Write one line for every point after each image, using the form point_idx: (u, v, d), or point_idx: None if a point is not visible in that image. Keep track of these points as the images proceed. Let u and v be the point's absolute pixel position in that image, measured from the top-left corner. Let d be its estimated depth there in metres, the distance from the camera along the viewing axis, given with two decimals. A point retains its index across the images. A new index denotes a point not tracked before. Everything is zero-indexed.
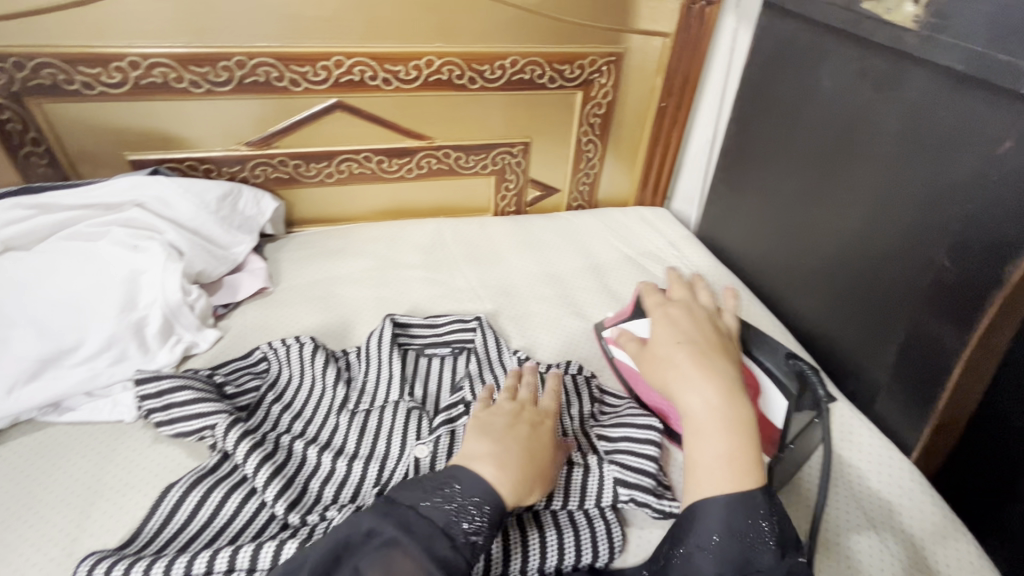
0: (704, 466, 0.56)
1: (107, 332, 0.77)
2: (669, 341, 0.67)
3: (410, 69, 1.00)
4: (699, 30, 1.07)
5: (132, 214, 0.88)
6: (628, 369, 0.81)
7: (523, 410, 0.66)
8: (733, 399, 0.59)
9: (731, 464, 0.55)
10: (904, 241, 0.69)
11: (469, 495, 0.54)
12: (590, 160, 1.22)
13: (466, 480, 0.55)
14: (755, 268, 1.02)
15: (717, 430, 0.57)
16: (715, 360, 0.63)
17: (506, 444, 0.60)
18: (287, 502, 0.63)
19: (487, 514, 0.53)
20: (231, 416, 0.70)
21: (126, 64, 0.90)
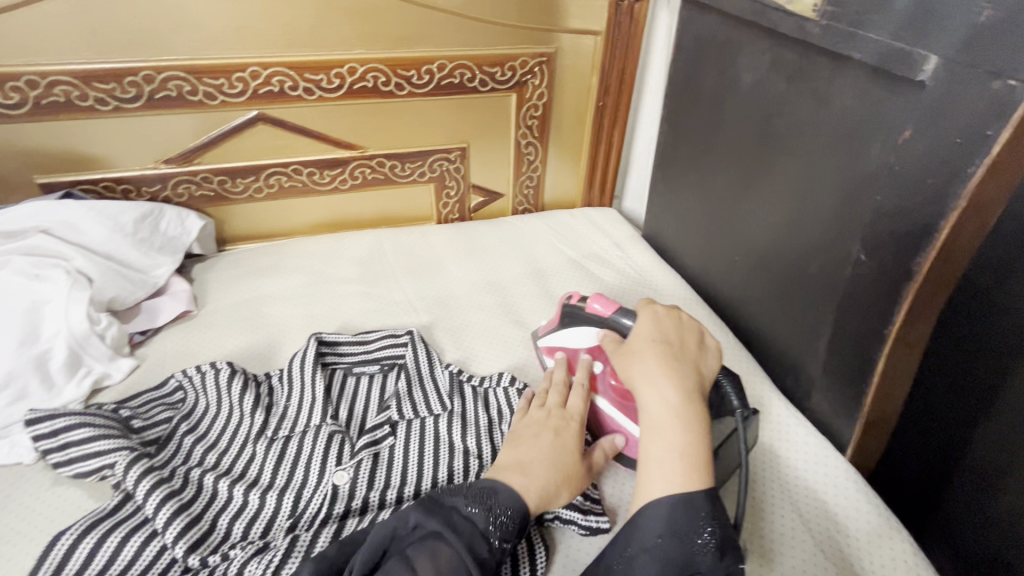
0: (655, 466, 0.53)
1: (4, 369, 0.73)
2: (643, 338, 0.63)
3: (332, 77, 0.96)
4: (629, 26, 1.05)
5: (36, 241, 0.83)
6: None
7: (550, 417, 0.66)
8: (692, 400, 0.56)
9: (678, 466, 0.52)
10: (825, 235, 0.67)
11: (511, 501, 0.54)
12: (532, 163, 1.20)
13: (506, 489, 0.55)
14: (696, 267, 1.00)
15: (670, 428, 0.54)
16: (683, 361, 0.60)
17: (534, 453, 0.61)
18: (188, 543, 0.60)
19: (518, 523, 0.54)
20: (134, 452, 0.66)
21: (23, 83, 0.85)
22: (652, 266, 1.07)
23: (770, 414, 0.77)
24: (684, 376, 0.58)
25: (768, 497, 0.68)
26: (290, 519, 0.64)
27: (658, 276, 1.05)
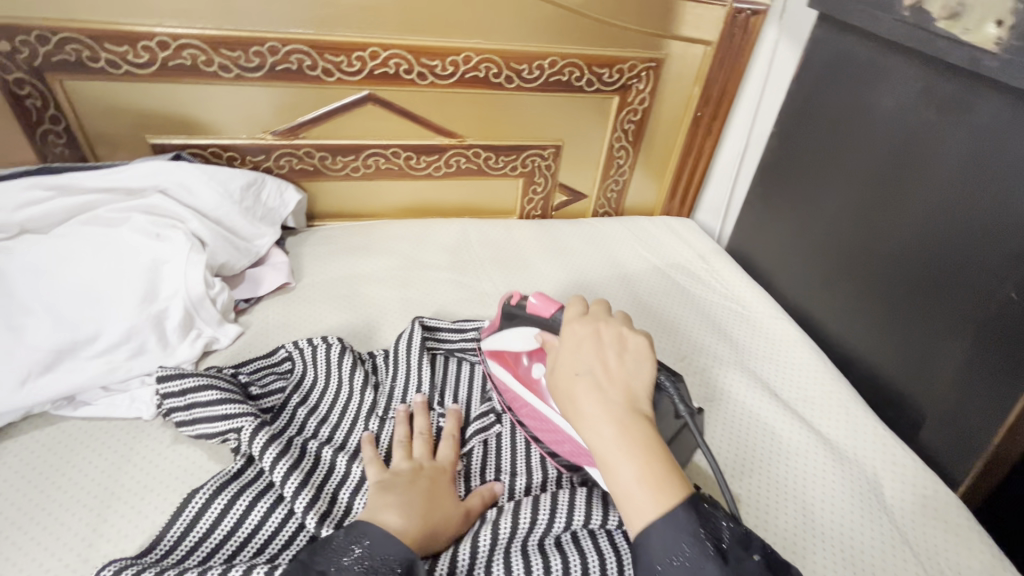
0: (623, 498, 0.50)
1: (126, 324, 0.74)
2: (569, 367, 0.57)
3: (447, 64, 0.97)
4: (742, 38, 1.04)
5: (155, 200, 0.83)
6: (506, 386, 0.75)
7: (421, 468, 0.64)
8: (626, 417, 0.52)
9: (648, 488, 0.49)
10: (970, 264, 0.70)
11: (388, 545, 0.53)
12: (620, 167, 1.20)
13: (377, 534, 0.54)
14: (794, 287, 1.01)
15: (622, 454, 0.51)
16: (613, 381, 0.55)
17: (405, 495, 0.59)
18: (319, 514, 0.60)
19: (400, 565, 0.52)
20: (257, 418, 0.67)
21: (155, 43, 0.85)
22: (739, 282, 1.07)
23: (877, 444, 0.79)
24: (616, 395, 0.54)
25: (856, 514, 0.71)
26: None
27: (747, 293, 1.05)
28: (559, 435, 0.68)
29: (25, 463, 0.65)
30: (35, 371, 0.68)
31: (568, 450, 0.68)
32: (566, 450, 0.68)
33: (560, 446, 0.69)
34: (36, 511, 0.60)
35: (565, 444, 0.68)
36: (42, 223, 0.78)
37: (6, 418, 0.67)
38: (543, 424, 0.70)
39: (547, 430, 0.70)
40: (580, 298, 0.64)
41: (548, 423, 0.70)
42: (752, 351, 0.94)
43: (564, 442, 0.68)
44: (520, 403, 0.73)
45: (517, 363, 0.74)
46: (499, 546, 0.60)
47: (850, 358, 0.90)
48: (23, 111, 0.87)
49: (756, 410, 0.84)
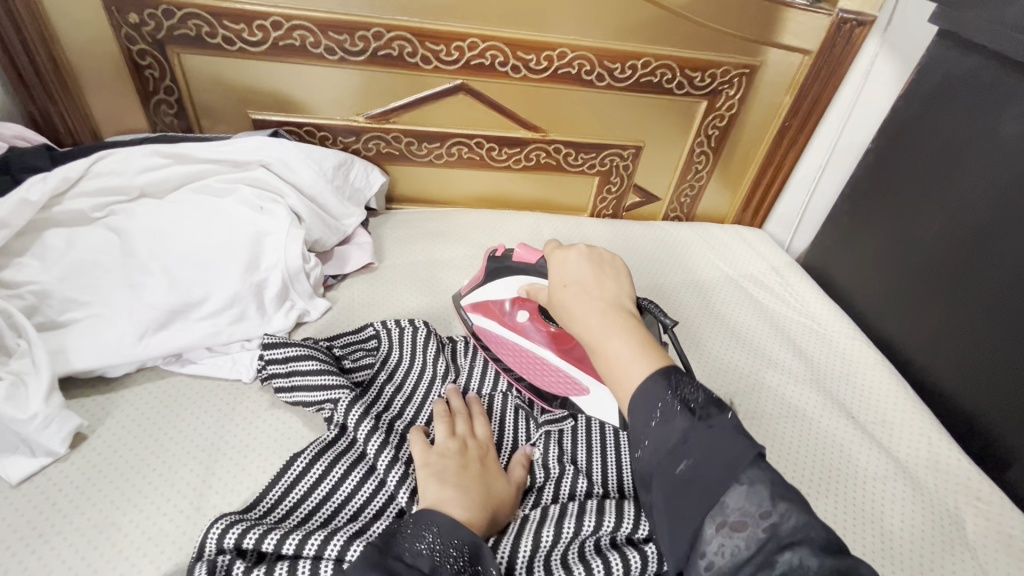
0: (611, 369, 0.56)
1: (231, 290, 0.77)
2: (560, 280, 0.64)
3: (542, 59, 0.97)
4: (843, 49, 1.01)
5: (259, 173, 0.87)
6: (486, 330, 0.81)
7: (466, 447, 0.64)
8: (613, 311, 0.58)
9: (631, 356, 0.54)
10: None
11: (451, 531, 0.52)
12: (698, 172, 1.18)
13: (445, 522, 0.53)
14: (879, 311, 0.98)
15: (607, 336, 0.57)
16: (598, 287, 0.61)
17: (461, 484, 0.58)
18: (409, 488, 0.62)
19: (467, 551, 0.51)
20: (353, 392, 0.70)
21: (269, 23, 0.88)
22: (814, 298, 1.06)
23: (959, 476, 0.77)
24: (602, 296, 0.60)
25: (935, 543, 0.70)
26: None
27: (822, 311, 1.03)
28: (543, 368, 0.77)
29: (140, 413, 0.70)
30: (151, 328, 0.73)
31: (553, 380, 0.76)
32: (547, 377, 0.76)
33: (541, 376, 0.77)
34: (153, 459, 0.65)
35: (556, 380, 0.76)
36: (158, 187, 0.82)
37: (123, 368, 0.72)
38: (524, 360, 0.78)
39: (532, 367, 0.78)
40: (553, 239, 0.69)
41: (528, 358, 0.78)
42: (828, 372, 0.92)
43: (542, 370, 0.77)
44: (501, 344, 0.80)
45: (501, 311, 0.79)
46: (577, 540, 0.60)
47: (935, 388, 0.88)
48: (142, 80, 0.93)
49: (832, 429, 0.82)
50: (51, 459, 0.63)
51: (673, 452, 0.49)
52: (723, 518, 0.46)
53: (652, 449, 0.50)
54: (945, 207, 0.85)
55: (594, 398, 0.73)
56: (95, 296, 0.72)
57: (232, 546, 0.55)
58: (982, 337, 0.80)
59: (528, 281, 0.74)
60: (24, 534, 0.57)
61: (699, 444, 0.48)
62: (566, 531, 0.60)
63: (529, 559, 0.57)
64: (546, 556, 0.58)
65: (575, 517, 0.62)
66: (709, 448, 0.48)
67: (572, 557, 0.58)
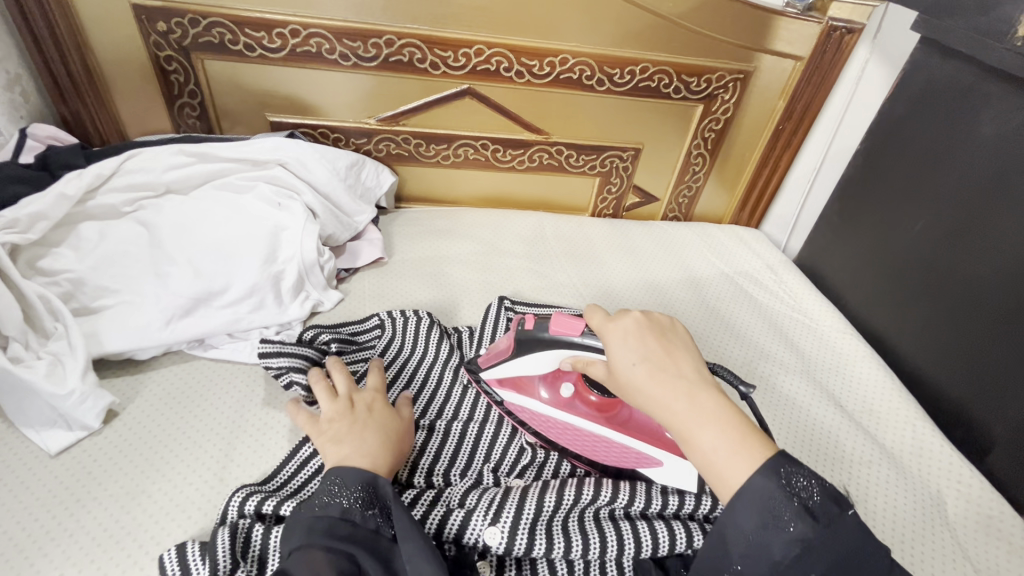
0: (707, 463, 0.53)
1: (251, 280, 0.82)
2: (622, 359, 0.59)
3: (544, 65, 1.02)
4: (834, 56, 1.05)
5: (277, 172, 0.92)
6: (525, 411, 0.74)
7: (353, 403, 0.65)
8: (698, 394, 0.55)
9: (731, 449, 0.52)
10: None
11: (349, 476, 0.55)
12: (695, 173, 1.22)
13: (348, 473, 0.56)
14: (868, 307, 1.02)
15: (700, 424, 0.53)
16: (669, 363, 0.57)
17: (358, 438, 0.60)
18: (408, 467, 0.68)
19: (368, 491, 0.55)
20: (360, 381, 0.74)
21: (287, 31, 0.94)
22: (807, 295, 1.09)
23: (941, 462, 0.80)
24: (682, 376, 0.56)
25: (920, 524, 0.73)
26: (489, 463, 0.71)
27: (815, 307, 1.07)
28: (598, 443, 0.71)
29: (166, 393, 0.74)
30: (177, 314, 0.78)
31: (615, 456, 0.70)
32: (610, 456, 0.70)
33: (599, 453, 0.71)
34: (178, 436, 0.70)
35: (618, 454, 0.70)
36: (183, 185, 0.88)
37: (151, 351, 0.77)
38: (575, 437, 0.72)
39: (586, 444, 0.72)
40: (596, 306, 0.64)
41: (580, 435, 0.72)
42: (820, 365, 0.96)
43: (603, 446, 0.71)
44: (548, 423, 0.73)
45: (534, 389, 0.74)
46: (576, 508, 0.64)
47: (923, 380, 0.91)
48: (168, 84, 0.99)
49: (821, 417, 0.86)
50: (86, 433, 0.68)
51: (794, 563, 0.49)
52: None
53: (763, 554, 0.49)
54: (930, 206, 0.89)
55: (669, 467, 0.67)
56: (125, 284, 0.77)
57: (252, 511, 0.60)
58: (964, 329, 0.83)
59: (570, 354, 0.68)
60: (62, 499, 0.62)
61: (822, 550, 0.49)
62: (567, 499, 0.63)
63: (532, 523, 0.61)
64: (548, 521, 0.62)
65: (575, 486, 0.66)
66: (829, 556, 0.49)
67: (571, 526, 0.61)
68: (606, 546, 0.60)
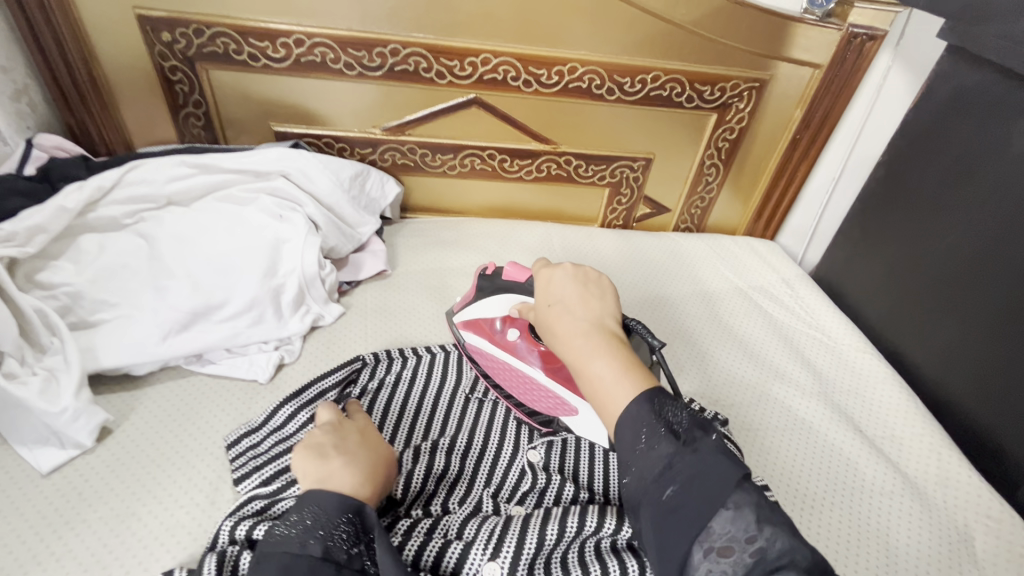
0: (595, 391, 0.52)
1: (251, 294, 0.80)
2: (544, 298, 0.60)
3: (553, 73, 1.00)
4: (854, 63, 1.01)
5: (279, 183, 0.90)
6: (476, 347, 0.79)
7: (342, 424, 0.64)
8: (597, 331, 0.54)
9: (616, 380, 0.51)
10: None
11: (331, 505, 0.53)
12: (708, 184, 1.19)
13: (328, 500, 0.53)
14: (890, 324, 0.98)
15: (591, 356, 0.53)
16: (583, 303, 0.57)
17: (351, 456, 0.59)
18: (405, 497, 0.65)
19: (352, 522, 0.53)
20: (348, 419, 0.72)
21: (292, 41, 0.93)
22: (824, 310, 1.05)
23: (969, 493, 0.76)
24: (587, 315, 0.56)
25: (941, 558, 0.69)
26: (489, 487, 0.69)
27: (834, 324, 1.03)
28: (529, 386, 0.74)
29: (162, 409, 0.73)
30: (174, 329, 0.76)
31: (542, 399, 0.73)
32: (536, 398, 0.74)
33: (528, 394, 0.75)
34: (172, 454, 0.68)
35: (542, 397, 0.73)
36: (185, 197, 0.87)
37: (148, 366, 0.76)
38: (512, 377, 0.76)
39: (520, 385, 0.75)
40: (540, 256, 0.66)
41: (517, 377, 0.75)
42: (836, 385, 0.92)
43: (529, 388, 0.74)
44: (488, 361, 0.78)
45: (491, 329, 0.76)
46: (578, 539, 0.61)
47: (949, 404, 0.87)
48: (173, 94, 0.98)
49: (838, 442, 0.82)
50: (79, 451, 0.67)
51: (660, 478, 0.45)
52: (711, 544, 0.42)
53: (637, 476, 0.46)
54: (957, 221, 0.85)
55: (582, 417, 0.70)
56: (124, 298, 0.76)
57: (243, 537, 0.57)
58: (993, 353, 0.79)
59: (519, 300, 0.72)
60: (51, 520, 0.61)
61: (687, 470, 0.44)
62: (570, 529, 0.61)
63: (532, 559, 0.58)
64: (549, 554, 0.59)
65: (579, 515, 0.63)
66: (695, 473, 0.44)
67: (573, 559, 0.59)
68: None
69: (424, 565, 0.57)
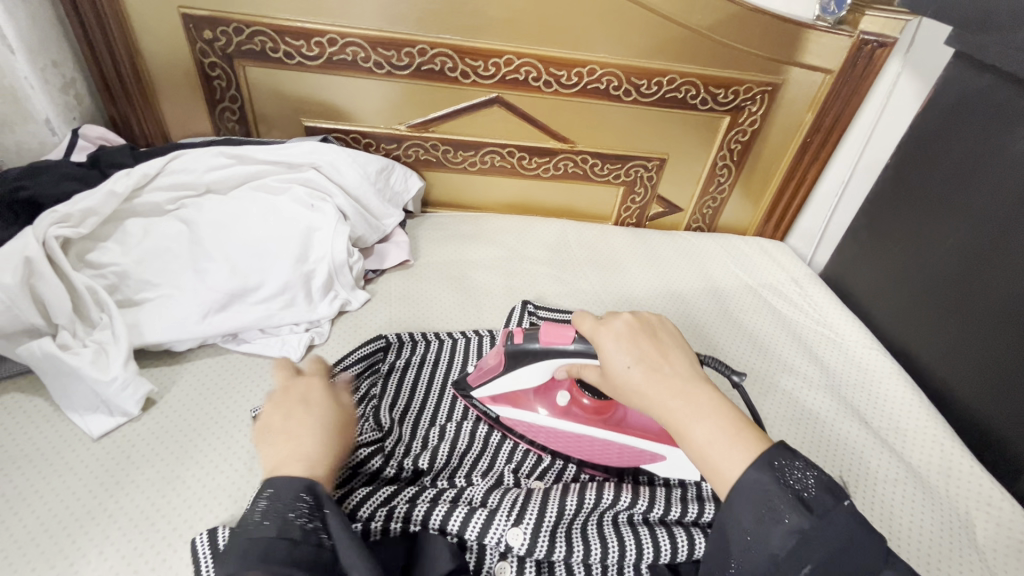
0: (705, 457, 0.51)
1: (284, 278, 0.85)
2: (619, 359, 0.58)
3: (572, 75, 1.04)
4: (864, 69, 1.04)
5: (310, 174, 0.95)
6: (528, 424, 0.75)
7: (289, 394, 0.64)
8: (692, 392, 0.54)
9: (728, 439, 0.50)
10: None
11: (285, 488, 0.53)
12: (720, 185, 1.22)
13: (279, 484, 0.53)
14: (896, 322, 1.01)
15: (692, 420, 0.52)
16: (661, 364, 0.56)
17: (300, 433, 0.59)
18: (430, 473, 0.69)
19: (307, 500, 0.53)
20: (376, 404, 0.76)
21: (325, 40, 0.98)
22: (831, 308, 1.08)
23: (970, 482, 0.79)
24: (673, 374, 0.55)
25: (941, 540, 0.72)
26: (509, 465, 0.73)
27: (840, 321, 1.06)
28: (599, 445, 0.73)
29: (201, 384, 0.78)
30: (213, 308, 0.81)
31: (618, 455, 0.72)
32: (612, 456, 0.72)
33: (604, 455, 0.73)
34: (212, 424, 0.73)
35: (618, 452, 0.72)
36: (223, 185, 0.91)
37: (188, 343, 0.80)
38: (577, 443, 0.73)
39: (590, 448, 0.73)
40: (585, 312, 0.62)
41: (582, 440, 0.73)
42: (842, 378, 0.95)
43: (599, 447, 0.73)
44: (541, 430, 0.75)
45: (532, 400, 0.75)
46: (596, 511, 0.64)
47: (953, 400, 0.89)
48: (210, 89, 1.03)
49: (844, 431, 0.85)
50: (125, 419, 0.71)
51: (796, 555, 0.46)
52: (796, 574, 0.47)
53: (762, 545, 0.47)
54: (962, 222, 0.88)
55: (672, 457, 0.70)
56: (166, 279, 0.81)
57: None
58: (994, 348, 0.82)
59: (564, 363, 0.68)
60: (102, 481, 0.65)
61: (817, 542, 0.47)
62: (588, 502, 0.64)
63: (553, 527, 0.61)
64: (569, 523, 0.63)
65: (596, 489, 0.67)
66: (826, 547, 0.47)
67: (590, 530, 0.62)
68: (625, 549, 0.60)
69: (449, 531, 0.61)
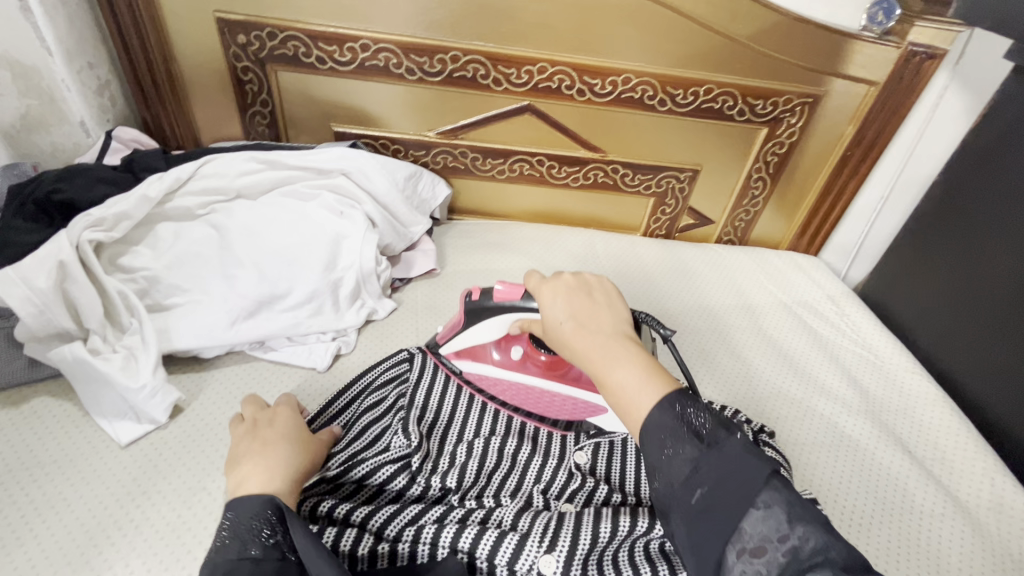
0: (621, 399, 0.51)
1: (312, 286, 0.84)
2: (553, 312, 0.60)
3: (606, 84, 1.02)
4: (911, 81, 1.01)
5: (339, 180, 0.94)
6: (483, 377, 0.80)
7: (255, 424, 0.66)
8: (616, 340, 0.55)
9: (643, 383, 0.51)
10: None
11: (245, 507, 0.52)
12: (754, 198, 1.19)
13: (240, 506, 0.53)
14: (940, 345, 0.97)
15: (611, 365, 0.53)
16: (594, 318, 0.58)
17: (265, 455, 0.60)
18: (458, 491, 0.68)
19: (268, 516, 0.52)
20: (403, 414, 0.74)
21: (358, 46, 0.97)
22: (871, 329, 1.04)
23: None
24: (603, 326, 0.57)
25: None
26: (539, 484, 0.70)
27: (881, 344, 1.01)
28: (547, 398, 0.79)
29: (227, 392, 0.77)
30: (241, 315, 0.80)
31: (564, 408, 0.78)
32: (559, 407, 0.78)
33: (551, 408, 0.79)
34: None
35: (563, 405, 0.79)
36: (253, 190, 0.91)
37: (215, 350, 0.80)
38: (527, 395, 0.79)
39: (539, 400, 0.79)
40: (534, 270, 0.66)
41: (533, 393, 0.79)
42: (885, 406, 0.91)
43: (554, 402, 0.79)
44: (496, 383, 0.80)
45: (491, 354, 0.80)
46: (630, 538, 0.62)
47: (1002, 431, 0.85)
48: (242, 94, 1.03)
49: (889, 463, 0.81)
50: (153, 427, 0.71)
51: (687, 482, 0.45)
52: (742, 543, 0.42)
53: (665, 482, 0.46)
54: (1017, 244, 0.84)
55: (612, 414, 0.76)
56: (195, 284, 0.80)
57: (325, 513, 0.63)
58: None
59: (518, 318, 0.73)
60: (130, 489, 0.65)
61: (713, 471, 0.45)
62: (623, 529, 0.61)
63: (586, 555, 0.59)
64: (602, 551, 0.60)
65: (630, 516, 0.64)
66: (722, 475, 0.44)
67: (625, 559, 0.60)
68: None
69: (478, 556, 0.59)
